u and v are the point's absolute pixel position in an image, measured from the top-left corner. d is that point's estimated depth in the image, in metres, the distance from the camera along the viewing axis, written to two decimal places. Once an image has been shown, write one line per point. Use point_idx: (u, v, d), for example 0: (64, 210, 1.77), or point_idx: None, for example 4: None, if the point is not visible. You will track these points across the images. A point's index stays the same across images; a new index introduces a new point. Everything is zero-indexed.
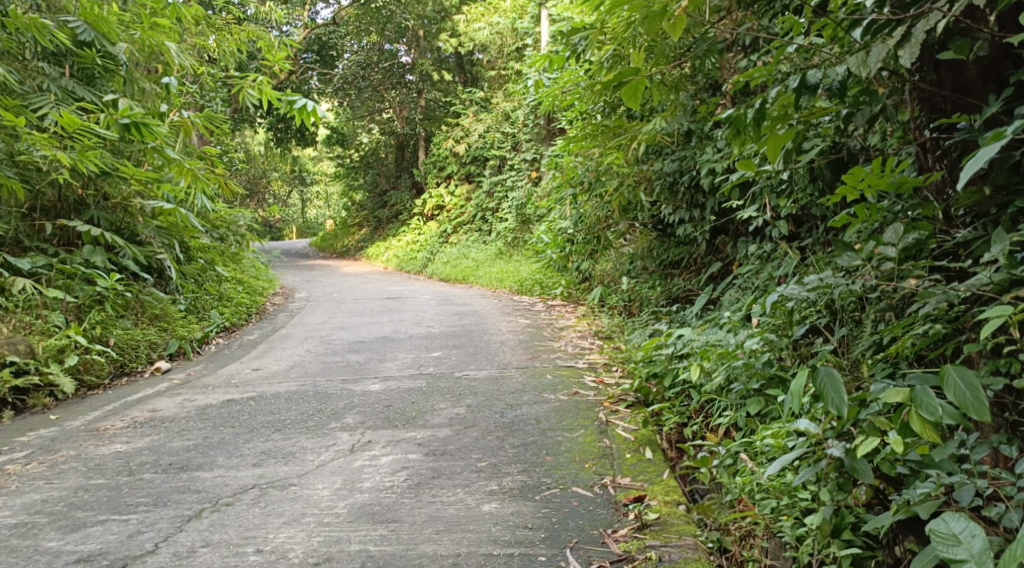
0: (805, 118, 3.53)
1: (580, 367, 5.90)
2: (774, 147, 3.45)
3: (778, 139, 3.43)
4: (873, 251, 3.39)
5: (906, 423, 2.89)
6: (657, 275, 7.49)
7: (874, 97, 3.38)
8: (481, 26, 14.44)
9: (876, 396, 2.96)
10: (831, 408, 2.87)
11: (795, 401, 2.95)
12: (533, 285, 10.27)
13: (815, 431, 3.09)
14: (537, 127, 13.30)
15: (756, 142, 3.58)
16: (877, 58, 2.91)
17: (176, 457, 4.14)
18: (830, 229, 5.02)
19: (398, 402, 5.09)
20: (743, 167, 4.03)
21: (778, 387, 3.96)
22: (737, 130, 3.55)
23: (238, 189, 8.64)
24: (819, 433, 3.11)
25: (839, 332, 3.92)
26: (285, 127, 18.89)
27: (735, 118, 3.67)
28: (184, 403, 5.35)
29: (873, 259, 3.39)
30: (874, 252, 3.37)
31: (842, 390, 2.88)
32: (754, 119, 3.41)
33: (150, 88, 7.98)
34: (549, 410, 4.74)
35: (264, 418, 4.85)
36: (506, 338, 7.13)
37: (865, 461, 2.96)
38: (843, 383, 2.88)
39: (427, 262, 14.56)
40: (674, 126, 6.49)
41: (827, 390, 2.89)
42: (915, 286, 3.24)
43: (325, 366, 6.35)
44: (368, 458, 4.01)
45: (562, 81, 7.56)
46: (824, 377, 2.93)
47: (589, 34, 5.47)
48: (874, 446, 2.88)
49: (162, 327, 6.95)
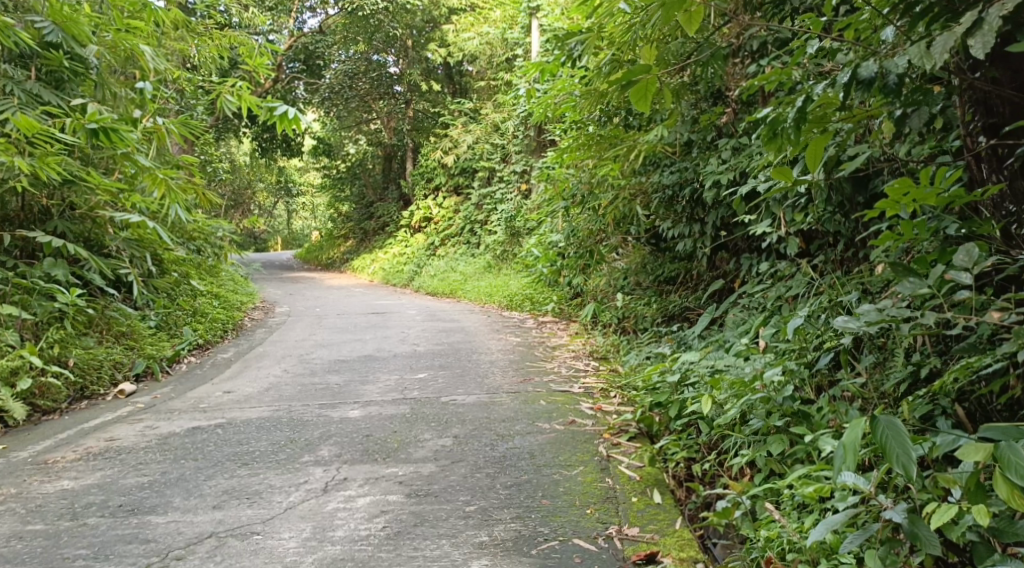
0: (845, 119, 3.17)
1: (575, 392, 5.50)
2: (813, 156, 3.08)
3: (818, 145, 3.06)
4: (944, 277, 3.03)
5: (981, 486, 2.60)
6: (652, 292, 7.09)
7: (931, 97, 2.97)
8: (471, 36, 14.07)
9: (944, 450, 2.72)
10: (898, 463, 2.59)
11: (853, 458, 2.63)
12: (523, 299, 9.86)
13: (867, 488, 2.76)
14: (527, 138, 12.94)
15: (792, 150, 3.20)
16: (942, 48, 2.56)
17: (128, 497, 3.70)
18: (849, 249, 4.67)
19: (379, 431, 4.67)
20: (779, 174, 3.60)
21: (802, 425, 3.58)
22: (771, 134, 3.16)
23: (215, 199, 8.21)
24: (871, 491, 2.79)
25: (867, 360, 3.63)
26: (270, 137, 18.49)
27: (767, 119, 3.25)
28: (145, 431, 4.91)
29: (945, 286, 3.04)
30: (945, 277, 3.00)
31: (908, 444, 2.61)
32: (793, 121, 3.01)
33: (123, 92, 7.56)
34: (543, 442, 4.34)
35: (231, 450, 4.42)
36: (496, 358, 6.73)
37: (926, 527, 2.62)
38: (908, 437, 2.61)
39: (414, 275, 14.15)
40: (677, 137, 6.10)
41: (891, 443, 2.62)
42: (999, 321, 2.96)
43: (302, 388, 5.91)
44: (343, 500, 3.59)
45: (556, 88, 7.16)
46: (885, 430, 2.65)
47: (586, 38, 5.10)
48: (949, 514, 2.59)
49: (128, 345, 6.52)
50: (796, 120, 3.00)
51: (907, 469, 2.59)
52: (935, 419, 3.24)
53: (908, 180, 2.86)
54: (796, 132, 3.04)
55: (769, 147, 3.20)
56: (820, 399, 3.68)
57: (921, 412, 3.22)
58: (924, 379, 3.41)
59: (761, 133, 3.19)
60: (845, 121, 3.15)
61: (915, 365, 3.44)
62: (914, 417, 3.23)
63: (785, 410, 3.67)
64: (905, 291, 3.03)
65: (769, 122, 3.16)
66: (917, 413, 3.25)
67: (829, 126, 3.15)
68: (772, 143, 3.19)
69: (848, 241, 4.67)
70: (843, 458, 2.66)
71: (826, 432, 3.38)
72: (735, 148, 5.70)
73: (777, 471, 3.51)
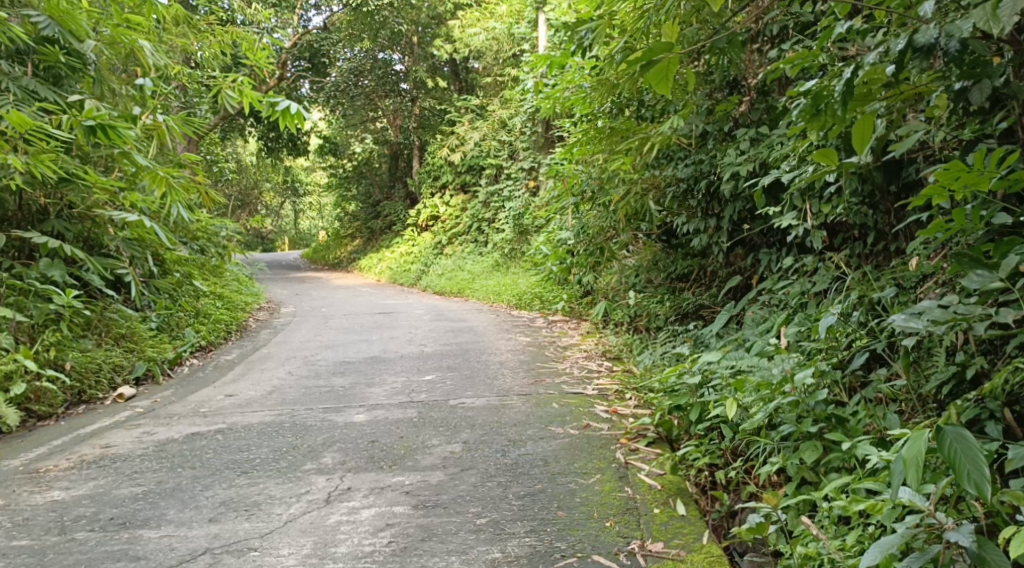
0: (891, 97, 3.01)
1: (588, 394, 5.29)
2: (859, 137, 2.94)
3: (865, 124, 2.91)
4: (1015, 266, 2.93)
5: None
6: (665, 289, 6.86)
7: (990, 68, 2.76)
8: (477, 32, 13.79)
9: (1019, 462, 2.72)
10: (967, 478, 2.53)
11: (917, 471, 2.53)
12: (532, 298, 9.64)
13: (924, 504, 2.64)
14: (535, 135, 12.71)
15: (836, 129, 3.05)
16: (1010, 9, 2.51)
17: (120, 509, 3.52)
18: (878, 245, 4.49)
19: (385, 436, 4.47)
20: (820, 156, 3.37)
21: (835, 432, 3.40)
22: (815, 111, 3.01)
23: (217, 197, 8.01)
24: (931, 509, 2.62)
25: (904, 359, 3.49)
26: (276, 136, 18.29)
27: (812, 95, 3.02)
28: (142, 437, 4.71)
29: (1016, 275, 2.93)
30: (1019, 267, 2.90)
31: (978, 460, 2.54)
32: (839, 100, 2.86)
33: (122, 88, 7.36)
34: (558, 448, 4.14)
35: (231, 457, 4.22)
36: (506, 359, 6.52)
37: (994, 549, 2.51)
38: (978, 450, 2.55)
39: (421, 275, 13.94)
40: (692, 128, 5.88)
41: (960, 457, 2.55)
42: None
43: (306, 391, 5.71)
44: (346, 512, 3.41)
45: (565, 80, 6.93)
46: (953, 443, 2.58)
47: (599, 25, 4.88)
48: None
49: (127, 347, 6.32)
50: (842, 97, 2.85)
51: (976, 483, 2.53)
52: (983, 424, 3.06)
53: (959, 164, 2.80)
54: (842, 111, 2.90)
55: (812, 126, 3.05)
56: (854, 403, 3.52)
57: (969, 416, 3.03)
58: (968, 380, 3.27)
59: (803, 111, 3.04)
60: (893, 99, 3.00)
61: (958, 366, 3.29)
62: (962, 420, 3.04)
63: (818, 415, 3.48)
64: (974, 285, 2.99)
65: (812, 100, 3.01)
66: (964, 417, 3.05)
67: (876, 104, 3.00)
68: (814, 122, 3.04)
69: (878, 233, 4.46)
70: (905, 472, 2.55)
71: (864, 439, 3.21)
72: (754, 138, 5.49)
73: (809, 480, 3.32)
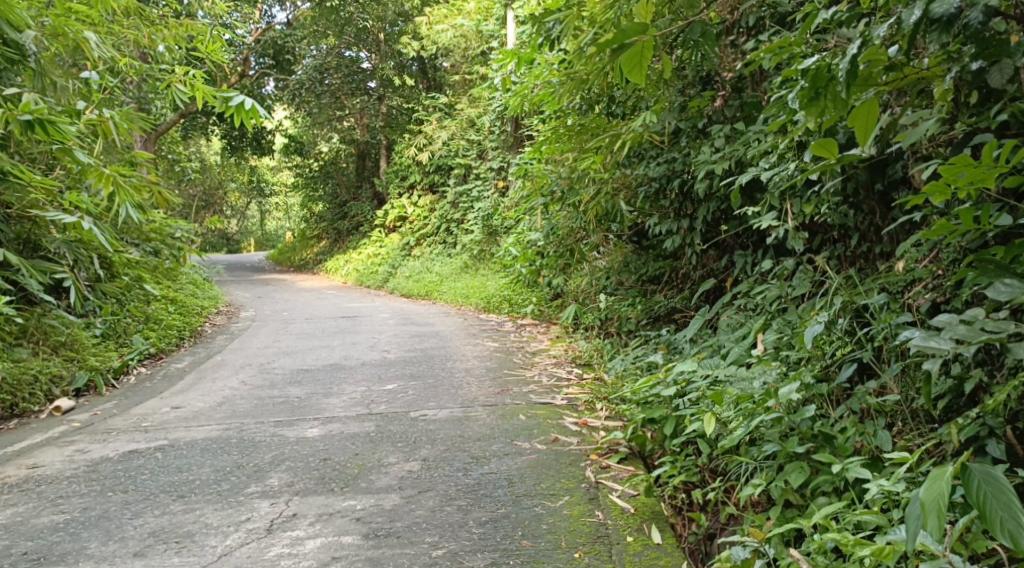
0: (893, 80, 2.82)
1: (557, 404, 4.99)
2: (864, 126, 2.78)
3: (868, 109, 2.75)
4: None
5: None
6: (635, 292, 6.56)
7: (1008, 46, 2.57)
8: (444, 29, 13.30)
9: None
10: (999, 523, 2.42)
11: (937, 517, 2.37)
12: (501, 302, 9.34)
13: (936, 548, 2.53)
14: (504, 134, 12.34)
15: (836, 115, 2.83)
16: None
17: (38, 542, 3.23)
18: (861, 248, 4.23)
19: (339, 454, 4.14)
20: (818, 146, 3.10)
21: (822, 452, 3.14)
22: (813, 95, 2.78)
23: (170, 197, 7.62)
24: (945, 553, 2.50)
25: (892, 370, 3.24)
26: (240, 135, 17.89)
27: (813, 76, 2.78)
28: (74, 456, 4.35)
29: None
30: None
31: (1012, 505, 2.44)
32: (842, 83, 2.62)
33: (65, 82, 6.98)
34: (524, 465, 3.84)
35: (168, 479, 3.86)
36: (472, 366, 6.20)
37: None
38: (1010, 494, 2.45)
39: (388, 277, 13.62)
40: (664, 125, 5.59)
41: (990, 502, 2.45)
42: None
43: (258, 403, 5.35)
44: (289, 544, 3.13)
45: (532, 76, 6.60)
46: (982, 485, 2.48)
47: (566, 17, 4.59)
48: None
49: (67, 357, 5.95)
50: (847, 81, 2.60)
51: (1010, 529, 2.40)
52: (983, 443, 2.80)
53: (964, 158, 2.52)
54: (845, 95, 2.67)
55: (809, 112, 2.82)
56: (843, 419, 3.25)
57: (968, 434, 2.76)
58: (966, 395, 3.00)
59: (800, 94, 2.80)
60: (893, 85, 2.79)
61: (955, 379, 3.01)
62: (960, 438, 2.77)
63: (804, 433, 3.19)
64: (1002, 295, 2.72)
65: (810, 82, 2.79)
66: (963, 435, 2.79)
67: (876, 88, 2.81)
68: (812, 108, 2.81)
69: (863, 233, 4.19)
70: (924, 517, 2.39)
71: (857, 461, 2.95)
72: (729, 135, 5.21)
73: (795, 503, 3.04)
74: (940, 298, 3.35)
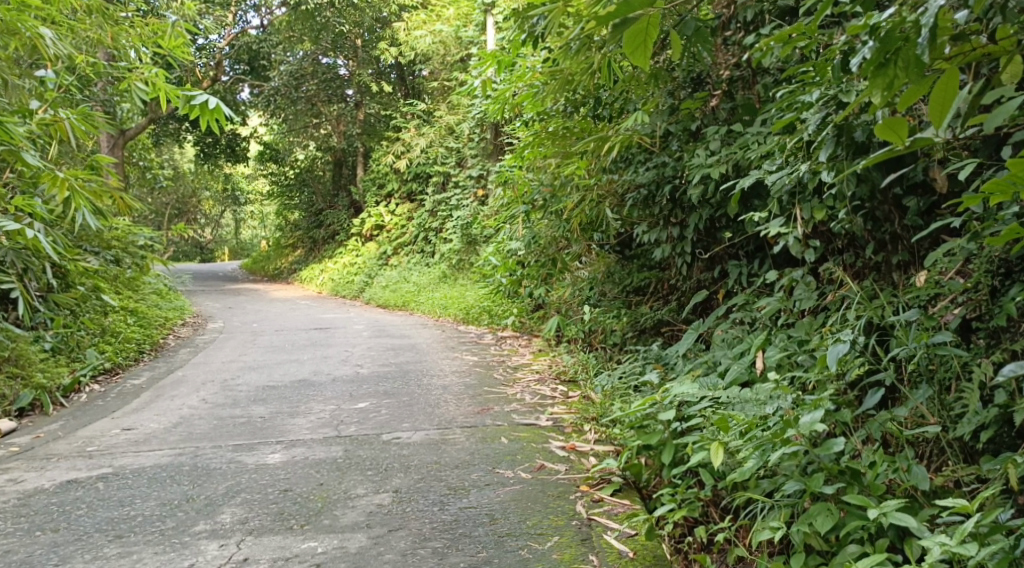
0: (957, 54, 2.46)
1: (542, 426, 4.59)
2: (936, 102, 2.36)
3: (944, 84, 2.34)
4: None
5: None
6: (620, 304, 6.04)
7: None
8: (422, 34, 12.72)
9: None
10: None
11: None
12: (480, 313, 8.93)
13: None
14: (484, 141, 11.96)
15: (902, 90, 2.39)
16: None
17: None
18: (874, 256, 3.86)
19: (301, 485, 3.71)
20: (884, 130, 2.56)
21: (850, 491, 2.78)
22: (882, 60, 2.36)
23: (132, 203, 7.12)
24: None
25: (921, 392, 2.99)
26: (214, 141, 17.37)
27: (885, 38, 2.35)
28: (6, 486, 3.91)
29: None
30: None
31: None
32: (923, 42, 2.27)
33: (17, 80, 6.44)
34: (506, 499, 3.44)
35: (105, 515, 3.43)
36: (449, 384, 5.76)
37: None
38: None
39: (364, 287, 13.18)
40: (654, 127, 5.20)
41: None
42: None
43: (217, 424, 4.90)
44: None
45: (514, 77, 6.17)
46: None
47: (552, 11, 4.13)
48: None
49: (11, 373, 5.49)
50: (929, 41, 2.27)
51: None
52: None
53: None
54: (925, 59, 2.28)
55: (875, 85, 2.38)
56: (869, 452, 2.90)
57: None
58: (1013, 424, 2.73)
59: (865, 60, 2.38)
60: (958, 58, 2.44)
61: (1001, 408, 2.74)
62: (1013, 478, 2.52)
63: (830, 470, 2.83)
64: None
65: (878, 44, 2.36)
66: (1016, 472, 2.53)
67: (945, 60, 2.44)
68: (878, 78, 2.38)
69: (877, 244, 3.79)
70: None
71: (894, 504, 2.63)
72: (725, 138, 4.82)
73: (818, 549, 2.70)
74: (971, 314, 3.06)
